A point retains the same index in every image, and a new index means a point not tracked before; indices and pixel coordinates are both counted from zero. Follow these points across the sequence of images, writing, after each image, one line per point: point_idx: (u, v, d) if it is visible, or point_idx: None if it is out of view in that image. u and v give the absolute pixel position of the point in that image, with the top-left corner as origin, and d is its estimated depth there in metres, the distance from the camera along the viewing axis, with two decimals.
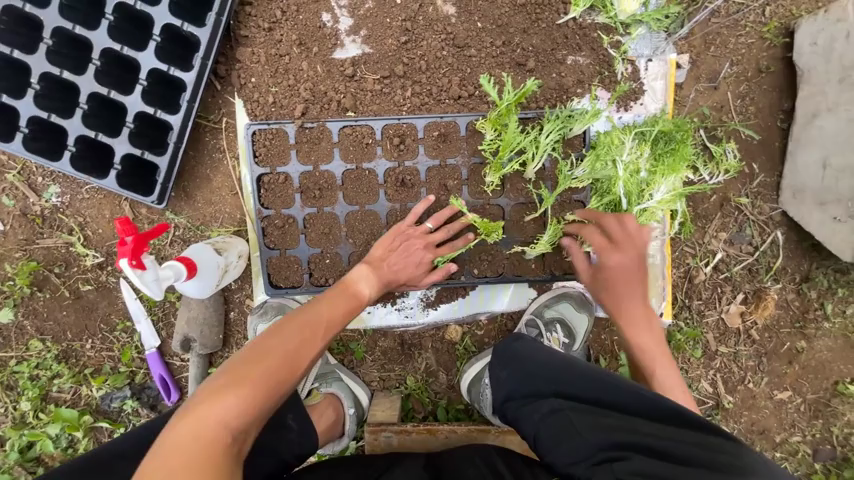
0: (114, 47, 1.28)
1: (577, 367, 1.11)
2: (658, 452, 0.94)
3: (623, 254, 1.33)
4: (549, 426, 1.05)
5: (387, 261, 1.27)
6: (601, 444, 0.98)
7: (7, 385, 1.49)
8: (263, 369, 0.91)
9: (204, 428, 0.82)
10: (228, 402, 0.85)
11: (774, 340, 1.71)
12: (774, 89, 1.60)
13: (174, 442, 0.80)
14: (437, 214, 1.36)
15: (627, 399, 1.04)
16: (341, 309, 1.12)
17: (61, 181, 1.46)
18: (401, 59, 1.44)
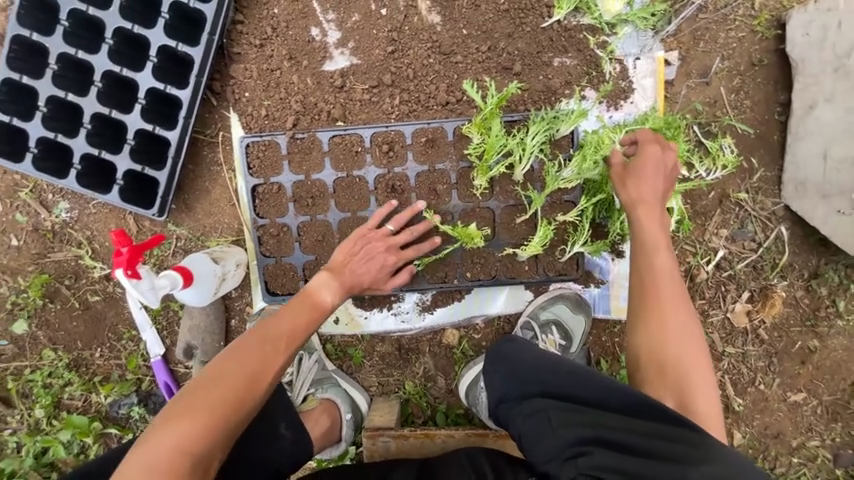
0: (114, 69, 1.37)
1: (563, 365, 1.10)
2: (628, 448, 0.94)
3: (659, 168, 1.23)
4: (528, 425, 1.04)
5: (349, 266, 1.28)
6: (570, 441, 0.97)
7: (23, 393, 1.56)
8: (217, 393, 0.99)
9: (161, 454, 0.91)
10: (183, 430, 0.93)
11: (784, 340, 1.65)
12: (770, 82, 1.57)
13: (136, 467, 0.90)
14: (398, 215, 1.37)
15: (610, 398, 1.03)
16: (303, 320, 1.16)
17: (70, 198, 1.54)
18: (389, 68, 1.48)
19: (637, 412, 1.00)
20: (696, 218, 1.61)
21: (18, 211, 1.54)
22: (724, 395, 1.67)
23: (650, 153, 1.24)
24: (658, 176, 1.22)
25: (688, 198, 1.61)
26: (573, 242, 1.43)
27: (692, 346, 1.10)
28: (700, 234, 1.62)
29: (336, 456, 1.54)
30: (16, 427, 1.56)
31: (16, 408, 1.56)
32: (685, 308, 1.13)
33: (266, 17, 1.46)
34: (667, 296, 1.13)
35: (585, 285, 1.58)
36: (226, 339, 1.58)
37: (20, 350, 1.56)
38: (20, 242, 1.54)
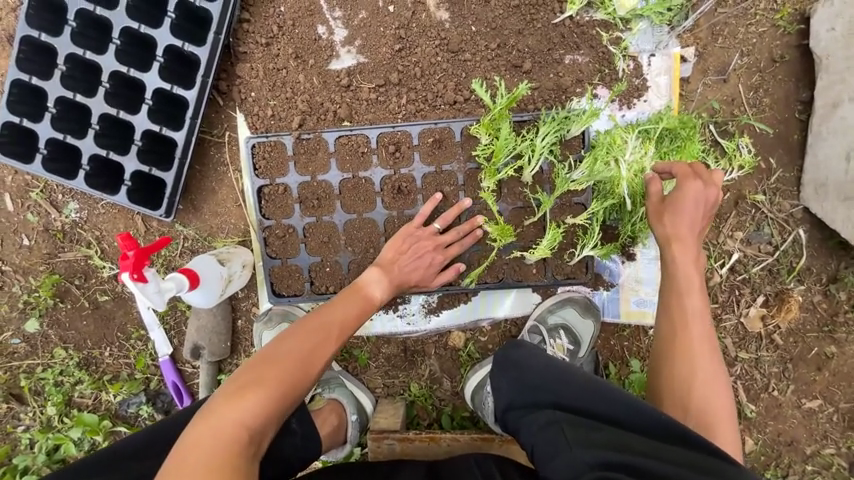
0: (121, 69, 1.36)
1: (577, 377, 1.08)
2: (653, 475, 0.92)
3: (699, 207, 1.16)
4: (545, 439, 1.02)
5: (398, 264, 1.31)
6: (590, 463, 0.96)
7: (35, 390, 1.59)
8: (276, 373, 0.99)
9: (222, 428, 0.89)
10: (245, 405, 0.92)
11: (800, 345, 1.60)
12: (790, 78, 1.51)
13: (195, 440, 0.87)
14: (444, 214, 1.37)
15: (626, 415, 1.02)
16: (354, 311, 1.19)
17: (79, 198, 1.54)
18: (396, 66, 1.45)
19: (657, 431, 0.99)
20: (711, 221, 1.56)
21: (28, 211, 1.55)
22: (736, 401, 1.63)
23: (690, 189, 1.16)
24: (696, 213, 1.16)
25: None
26: (583, 245, 1.40)
27: (718, 393, 1.10)
28: (714, 236, 1.58)
29: (342, 457, 1.53)
30: (29, 424, 1.59)
31: (28, 405, 1.59)
32: (711, 352, 1.13)
33: (272, 15, 1.44)
34: (694, 339, 1.13)
35: (594, 288, 1.55)
36: (233, 339, 1.59)
37: (31, 349, 1.58)
38: (30, 241, 1.56)
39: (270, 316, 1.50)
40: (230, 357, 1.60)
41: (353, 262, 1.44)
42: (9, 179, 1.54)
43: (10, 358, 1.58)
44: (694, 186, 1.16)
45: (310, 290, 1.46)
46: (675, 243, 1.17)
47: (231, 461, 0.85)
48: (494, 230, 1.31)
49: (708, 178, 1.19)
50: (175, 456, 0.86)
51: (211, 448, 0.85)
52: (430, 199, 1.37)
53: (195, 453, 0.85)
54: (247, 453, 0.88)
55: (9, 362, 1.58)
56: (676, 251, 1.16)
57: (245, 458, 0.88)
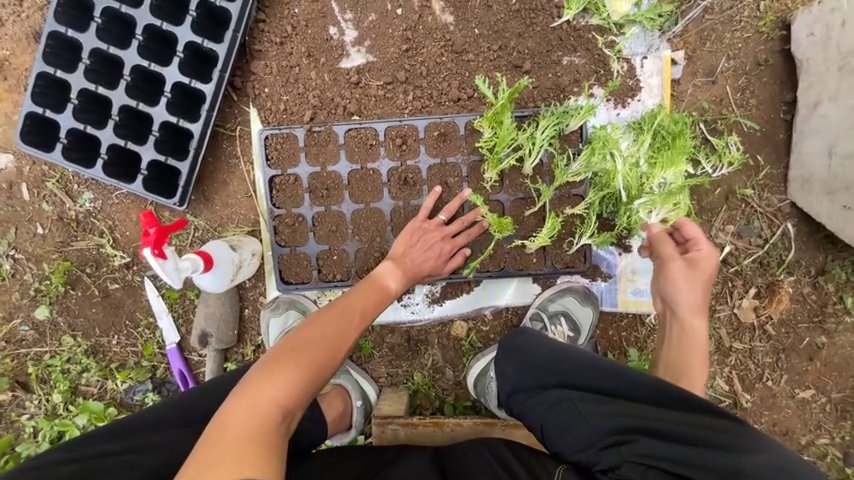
0: (143, 63, 1.43)
1: (581, 357, 1.12)
2: (665, 434, 0.99)
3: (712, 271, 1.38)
4: (555, 415, 1.07)
5: (409, 257, 1.37)
6: (607, 431, 1.01)
7: (42, 378, 1.60)
8: (304, 356, 1.02)
9: (259, 404, 0.92)
10: (278, 386, 0.95)
11: (792, 336, 1.66)
12: (775, 81, 1.61)
13: (233, 415, 0.89)
14: (448, 205, 1.42)
15: (632, 388, 1.06)
16: (371, 301, 1.23)
17: (94, 188, 1.59)
18: (403, 65, 1.53)
19: (662, 398, 1.04)
20: (702, 215, 1.63)
21: (43, 200, 1.59)
22: (732, 390, 1.67)
23: (702, 258, 1.38)
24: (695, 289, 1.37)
25: (693, 194, 1.63)
26: (580, 234, 1.46)
27: None
28: (706, 230, 1.64)
29: (347, 442, 1.56)
30: (34, 412, 1.60)
31: (34, 393, 1.60)
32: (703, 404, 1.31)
33: (287, 16, 1.52)
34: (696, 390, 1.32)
35: (592, 278, 1.60)
36: (240, 328, 1.62)
37: (40, 336, 1.60)
38: (44, 230, 1.60)
39: (277, 303, 1.54)
40: (237, 346, 1.62)
41: (360, 251, 1.49)
42: (27, 169, 1.59)
43: (18, 346, 1.60)
44: (703, 253, 1.39)
45: (318, 278, 1.50)
46: (692, 307, 1.37)
47: (265, 437, 0.88)
48: (491, 222, 1.35)
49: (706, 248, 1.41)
50: (214, 427, 0.88)
51: (248, 423, 0.88)
52: (431, 193, 1.43)
53: (233, 432, 0.86)
54: (279, 432, 0.91)
55: (17, 349, 1.60)
56: (688, 302, 1.38)
57: (278, 435, 0.90)
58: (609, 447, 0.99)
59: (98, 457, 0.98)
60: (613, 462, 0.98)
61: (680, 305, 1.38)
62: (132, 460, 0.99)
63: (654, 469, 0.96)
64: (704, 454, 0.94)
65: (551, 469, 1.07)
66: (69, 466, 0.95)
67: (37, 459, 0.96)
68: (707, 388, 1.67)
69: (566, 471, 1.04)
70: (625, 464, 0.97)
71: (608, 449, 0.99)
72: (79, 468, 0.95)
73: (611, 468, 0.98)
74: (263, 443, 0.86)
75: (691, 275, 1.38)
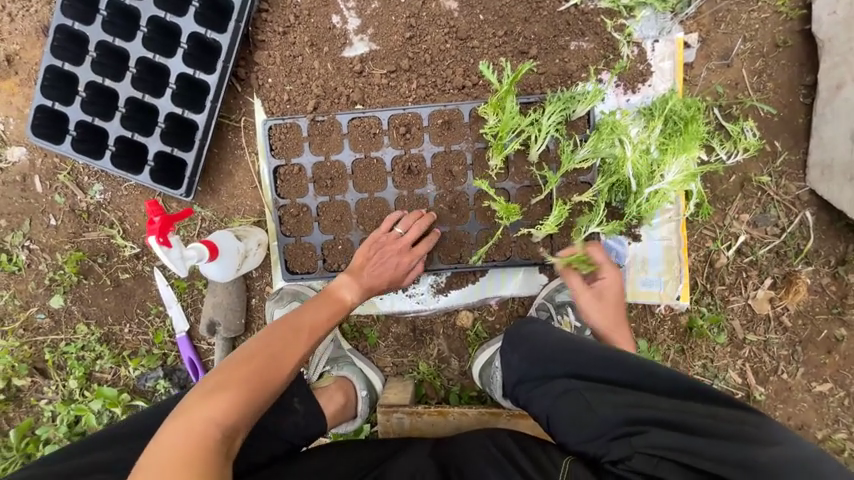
0: (148, 55, 1.43)
1: (591, 347, 1.09)
2: (677, 425, 0.95)
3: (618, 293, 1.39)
4: (562, 406, 1.06)
5: (367, 269, 1.34)
6: (615, 422, 0.98)
7: (58, 365, 1.65)
8: (246, 373, 1.00)
9: (195, 424, 0.90)
10: (215, 403, 0.94)
11: (809, 328, 1.60)
12: (794, 63, 1.54)
13: (170, 437, 0.89)
14: (406, 219, 1.41)
15: (644, 379, 1.03)
16: (323, 313, 1.21)
17: (103, 180, 1.62)
18: (407, 53, 1.51)
19: (677, 389, 1.01)
20: (716, 203, 1.58)
21: (56, 192, 1.62)
22: (745, 383, 1.63)
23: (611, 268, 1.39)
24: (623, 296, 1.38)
25: (706, 181, 1.58)
26: (589, 222, 1.43)
27: None
28: (719, 219, 1.59)
29: (353, 432, 1.57)
30: (51, 397, 1.65)
31: (51, 379, 1.65)
32: None
33: (289, 5, 1.51)
34: None
35: None
36: (247, 317, 1.63)
37: (55, 324, 1.65)
38: (57, 221, 1.63)
39: (282, 294, 1.55)
40: (244, 335, 1.64)
41: (364, 240, 1.49)
42: (40, 162, 1.62)
43: (35, 333, 1.65)
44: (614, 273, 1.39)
45: (323, 268, 1.51)
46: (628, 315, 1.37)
47: (199, 456, 0.87)
48: (499, 208, 1.34)
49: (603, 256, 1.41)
50: (152, 450, 0.88)
51: (182, 445, 0.87)
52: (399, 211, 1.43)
53: (168, 452, 0.86)
54: (218, 449, 0.89)
55: (34, 337, 1.65)
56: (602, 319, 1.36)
57: (217, 454, 0.89)
58: (619, 438, 0.97)
59: (77, 472, 0.99)
60: (624, 453, 0.95)
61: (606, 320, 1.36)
62: (110, 476, 1.00)
63: (667, 461, 0.93)
64: (720, 445, 0.91)
65: (557, 460, 1.04)
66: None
67: (20, 472, 0.98)
68: (720, 381, 1.63)
69: (573, 462, 1.01)
70: (636, 456, 0.94)
71: (617, 440, 0.97)
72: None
73: (619, 459, 0.96)
74: (194, 463, 0.85)
75: (617, 292, 1.38)
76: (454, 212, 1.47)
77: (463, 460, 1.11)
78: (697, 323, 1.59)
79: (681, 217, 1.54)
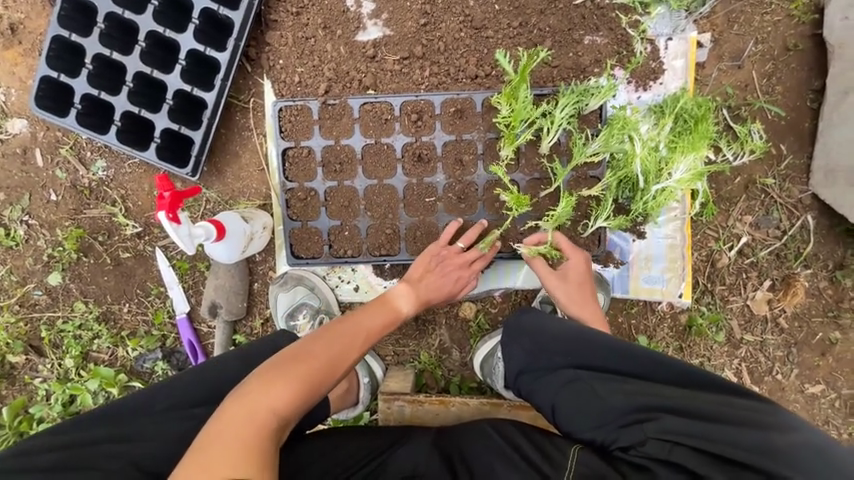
0: (157, 29, 1.41)
1: (596, 337, 1.10)
2: (686, 411, 0.98)
3: (586, 274, 1.38)
4: (569, 395, 1.07)
5: (425, 281, 1.37)
6: (625, 410, 1.01)
7: (54, 343, 1.63)
8: (307, 368, 1.04)
9: (257, 409, 0.95)
10: (276, 394, 0.97)
11: (804, 330, 1.63)
12: (803, 67, 1.56)
13: (231, 416, 0.93)
14: (469, 234, 1.42)
15: (651, 368, 1.05)
16: (380, 321, 1.24)
17: (107, 156, 1.59)
18: (421, 40, 1.50)
19: (684, 377, 1.03)
20: (720, 204, 1.60)
21: (57, 167, 1.60)
22: (740, 383, 1.65)
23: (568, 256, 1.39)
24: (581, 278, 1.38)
25: (712, 182, 1.60)
26: (596, 216, 1.44)
27: None
28: (723, 220, 1.61)
29: (352, 419, 1.57)
30: (46, 375, 1.63)
31: (46, 357, 1.63)
32: None
33: None
34: None
35: (604, 265, 1.58)
36: (249, 301, 1.62)
37: (53, 301, 1.62)
38: (57, 197, 1.60)
39: (285, 279, 1.54)
40: (245, 318, 1.63)
41: (371, 227, 1.48)
42: (41, 135, 1.59)
43: (32, 310, 1.62)
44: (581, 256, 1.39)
45: (328, 254, 1.50)
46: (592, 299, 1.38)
47: (258, 441, 0.90)
48: (509, 198, 1.34)
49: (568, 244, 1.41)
50: (213, 427, 0.92)
51: (244, 428, 0.91)
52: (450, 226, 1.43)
53: (227, 434, 0.89)
54: (273, 439, 0.93)
55: (31, 314, 1.62)
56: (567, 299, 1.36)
57: (272, 442, 0.92)
58: (629, 425, 1.00)
59: (80, 445, 1.01)
60: (637, 439, 0.98)
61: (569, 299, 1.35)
62: (114, 451, 1.03)
63: (680, 446, 0.95)
64: (733, 431, 0.93)
65: (565, 449, 1.06)
66: (49, 454, 0.98)
67: (25, 442, 1.00)
68: None
69: (582, 450, 1.03)
70: (649, 441, 0.97)
71: (629, 427, 1.00)
72: (59, 459, 0.98)
73: (631, 445, 0.99)
74: (254, 448, 0.88)
75: (581, 272, 1.37)
76: (462, 202, 1.47)
77: (468, 450, 1.13)
78: (696, 322, 1.61)
79: (686, 216, 1.56)
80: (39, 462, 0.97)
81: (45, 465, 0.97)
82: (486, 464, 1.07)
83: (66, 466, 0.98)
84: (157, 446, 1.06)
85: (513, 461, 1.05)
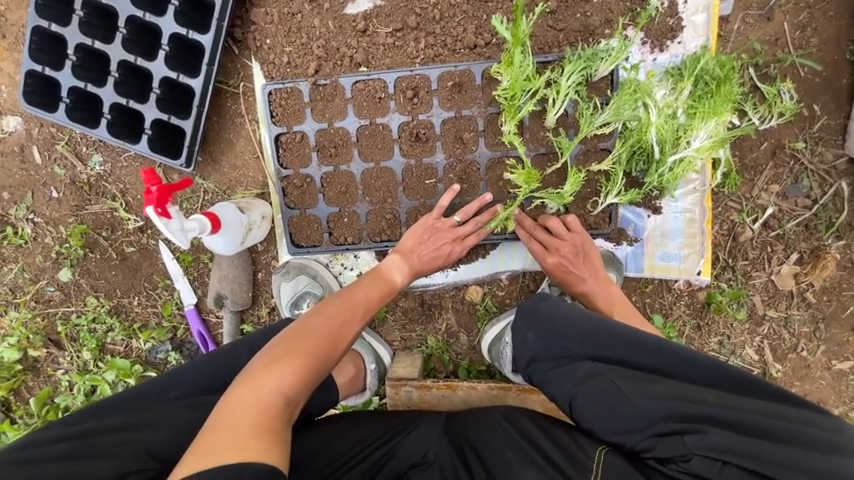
0: (137, 14, 1.35)
1: (618, 330, 1.06)
2: (734, 424, 0.92)
3: (581, 260, 1.36)
4: (590, 391, 1.02)
5: (417, 251, 1.34)
6: (663, 417, 0.95)
7: (71, 336, 1.67)
8: (306, 347, 1.03)
9: (262, 393, 0.93)
10: (280, 374, 0.96)
11: (834, 304, 1.53)
12: (843, 15, 1.40)
13: (236, 403, 0.91)
14: (465, 207, 1.36)
15: (685, 367, 1.00)
16: (375, 294, 1.24)
17: (102, 150, 1.57)
18: (414, 9, 1.39)
19: (723, 380, 0.98)
20: (744, 173, 1.48)
21: (55, 164, 1.59)
22: (762, 360, 1.57)
23: (559, 249, 1.36)
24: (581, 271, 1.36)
25: (736, 149, 1.47)
26: (606, 193, 1.37)
27: None
28: (747, 190, 1.49)
29: (361, 404, 1.59)
30: (67, 368, 1.68)
31: (66, 350, 1.67)
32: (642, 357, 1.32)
33: None
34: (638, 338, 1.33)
35: (617, 243, 1.51)
36: (255, 290, 1.61)
37: (65, 297, 1.65)
38: (59, 194, 1.60)
39: (287, 268, 1.52)
40: (252, 308, 1.62)
41: (371, 213, 1.44)
42: (36, 131, 1.58)
43: (47, 305, 1.66)
44: (570, 243, 1.37)
45: (329, 241, 1.46)
46: (600, 282, 1.36)
47: (268, 422, 0.89)
48: (516, 176, 1.25)
49: (561, 234, 1.38)
50: (218, 416, 0.90)
51: (249, 412, 0.89)
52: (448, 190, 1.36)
53: (237, 419, 0.88)
54: (282, 419, 0.92)
55: (46, 309, 1.66)
56: (580, 295, 1.38)
57: (279, 422, 0.91)
58: (667, 435, 0.94)
59: (93, 432, 1.00)
60: (678, 453, 0.93)
61: (577, 290, 1.37)
62: (128, 437, 1.01)
63: (730, 465, 0.90)
64: (783, 448, 0.90)
65: (589, 450, 1.02)
66: (62, 443, 0.97)
67: (36, 435, 0.98)
68: (736, 358, 1.57)
69: (607, 453, 1.00)
70: (694, 457, 0.92)
71: (667, 438, 0.94)
72: (72, 447, 0.96)
73: (670, 458, 0.94)
74: (265, 428, 0.87)
75: (575, 262, 1.35)
76: (463, 182, 1.40)
77: (479, 439, 1.11)
78: (715, 299, 1.53)
79: (706, 187, 1.46)
80: (53, 451, 0.95)
81: (57, 455, 0.95)
82: (500, 456, 1.06)
83: (81, 453, 0.96)
84: (169, 433, 1.04)
85: (529, 455, 1.04)
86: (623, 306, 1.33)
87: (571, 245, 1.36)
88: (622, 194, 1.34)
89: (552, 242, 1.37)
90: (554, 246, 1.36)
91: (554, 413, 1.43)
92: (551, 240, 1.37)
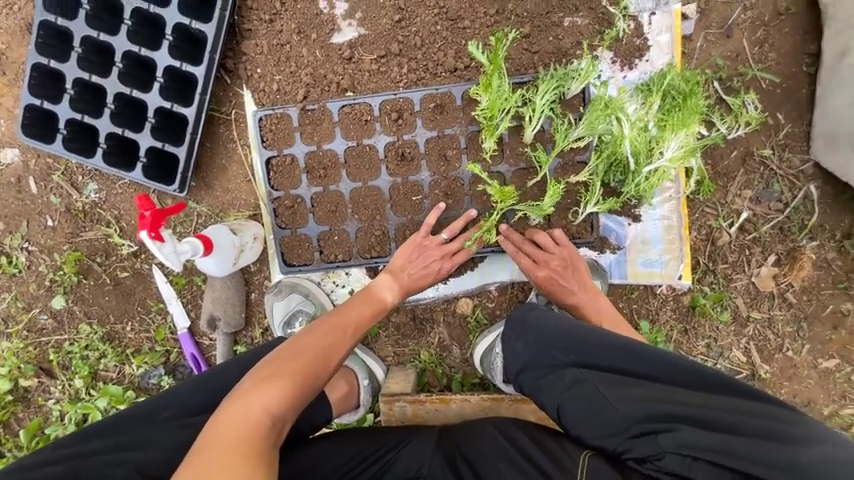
0: (133, 49, 1.42)
1: (601, 336, 1.09)
2: (706, 422, 0.95)
3: (569, 272, 1.40)
4: (574, 397, 1.05)
5: (407, 270, 1.38)
6: (640, 418, 0.98)
7: (63, 364, 1.66)
8: (296, 366, 1.05)
9: (251, 411, 0.95)
10: (270, 393, 0.98)
11: (814, 304, 1.57)
12: (797, 31, 1.51)
13: (226, 421, 0.93)
14: (452, 225, 1.41)
15: (663, 370, 1.03)
16: (366, 313, 1.27)
17: (97, 179, 1.61)
18: (396, 37, 1.48)
19: (702, 382, 1.00)
20: (717, 180, 1.55)
21: (51, 193, 1.62)
22: (749, 362, 1.59)
23: (548, 262, 1.40)
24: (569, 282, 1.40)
25: (708, 157, 1.55)
26: (585, 203, 1.42)
27: None
28: (721, 196, 1.56)
29: (355, 421, 1.59)
30: (59, 396, 1.67)
31: (57, 379, 1.67)
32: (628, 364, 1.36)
33: None
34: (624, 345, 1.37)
35: (601, 251, 1.55)
36: (248, 311, 1.63)
37: (58, 325, 1.66)
38: (54, 222, 1.63)
39: (279, 287, 1.54)
40: (245, 329, 1.64)
41: (361, 230, 1.48)
42: (33, 163, 1.62)
43: (40, 334, 1.66)
44: (558, 256, 1.41)
45: (320, 259, 1.50)
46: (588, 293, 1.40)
47: (255, 441, 0.90)
48: (494, 194, 1.31)
49: (550, 248, 1.42)
50: (208, 434, 0.91)
51: (237, 429, 0.91)
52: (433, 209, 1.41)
53: (226, 438, 0.89)
54: (269, 437, 0.93)
55: (39, 338, 1.66)
56: (569, 306, 1.41)
57: (267, 441, 0.92)
58: (644, 435, 0.97)
59: (87, 454, 1.01)
60: (653, 452, 0.96)
61: (567, 301, 1.40)
62: (122, 457, 1.02)
63: (700, 460, 0.93)
64: (756, 445, 0.91)
65: (574, 454, 1.04)
66: (56, 466, 0.97)
67: (31, 457, 0.99)
68: (724, 361, 1.60)
69: (592, 457, 1.02)
70: (667, 455, 0.95)
71: (643, 438, 0.97)
72: (66, 469, 0.97)
73: (646, 458, 0.96)
74: (252, 446, 0.89)
75: (564, 275, 1.40)
76: (448, 197, 1.45)
77: (471, 451, 1.12)
78: (699, 303, 1.57)
79: (681, 195, 1.52)
80: (46, 473, 0.95)
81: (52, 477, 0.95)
82: (491, 466, 1.07)
83: (75, 474, 0.97)
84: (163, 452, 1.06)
85: (522, 468, 1.04)
86: (611, 315, 1.37)
87: (560, 258, 1.40)
88: (601, 204, 1.39)
89: (541, 256, 1.41)
90: (543, 259, 1.40)
91: (547, 422, 1.44)
92: (539, 254, 1.41)
